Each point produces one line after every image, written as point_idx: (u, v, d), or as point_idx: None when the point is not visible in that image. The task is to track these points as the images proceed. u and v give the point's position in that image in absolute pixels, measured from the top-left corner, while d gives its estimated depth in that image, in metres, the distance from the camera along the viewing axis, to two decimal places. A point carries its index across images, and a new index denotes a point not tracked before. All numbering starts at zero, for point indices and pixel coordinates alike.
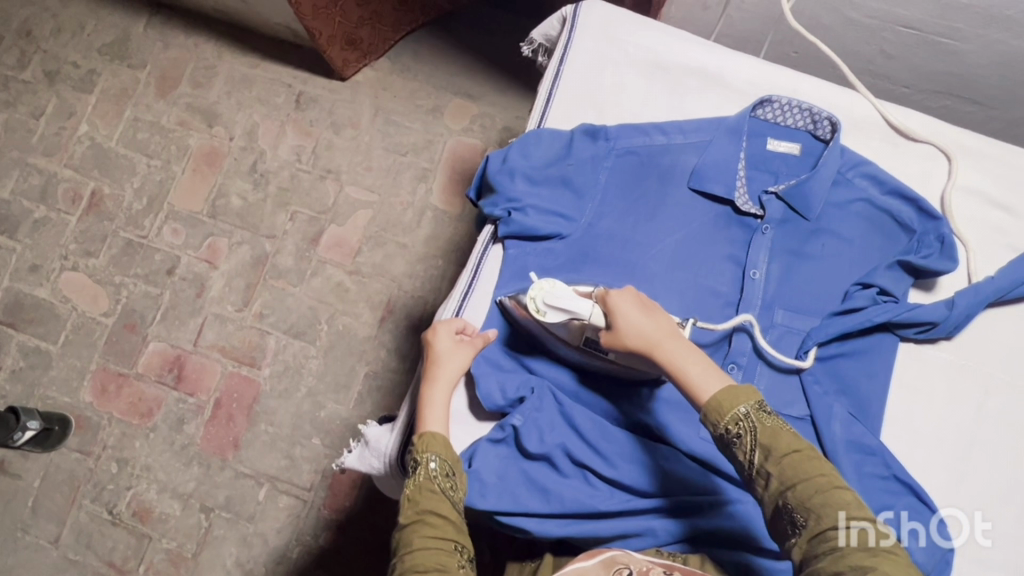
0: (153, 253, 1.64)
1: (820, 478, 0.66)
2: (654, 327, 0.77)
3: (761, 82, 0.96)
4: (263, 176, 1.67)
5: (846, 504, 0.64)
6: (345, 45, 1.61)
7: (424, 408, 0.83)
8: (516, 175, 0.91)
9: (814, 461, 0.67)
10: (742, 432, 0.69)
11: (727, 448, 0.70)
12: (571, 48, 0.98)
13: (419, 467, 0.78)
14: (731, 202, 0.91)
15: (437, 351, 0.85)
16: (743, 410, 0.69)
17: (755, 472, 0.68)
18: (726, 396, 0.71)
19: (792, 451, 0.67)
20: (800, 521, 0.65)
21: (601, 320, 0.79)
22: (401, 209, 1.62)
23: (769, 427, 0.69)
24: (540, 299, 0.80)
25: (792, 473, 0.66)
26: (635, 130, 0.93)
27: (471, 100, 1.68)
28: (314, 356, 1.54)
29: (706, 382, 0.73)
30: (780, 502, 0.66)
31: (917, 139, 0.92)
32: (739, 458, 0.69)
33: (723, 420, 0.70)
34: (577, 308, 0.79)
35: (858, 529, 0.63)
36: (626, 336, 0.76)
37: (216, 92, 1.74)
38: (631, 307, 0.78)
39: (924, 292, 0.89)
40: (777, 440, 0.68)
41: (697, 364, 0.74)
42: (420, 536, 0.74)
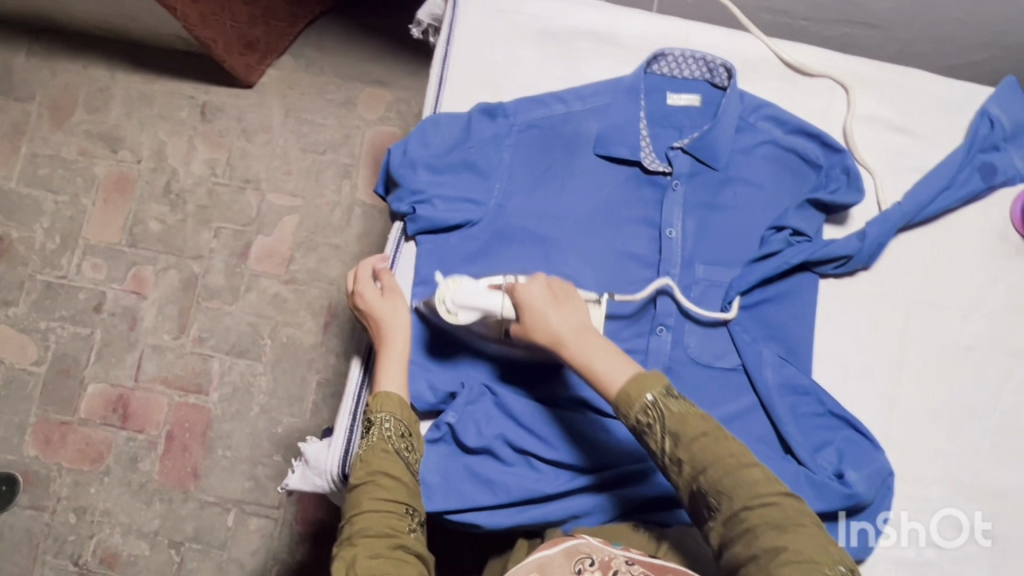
0: (76, 293, 1.54)
1: (729, 459, 0.65)
2: (560, 315, 0.75)
3: (652, 36, 0.94)
4: (179, 197, 1.58)
5: (756, 483, 0.64)
6: (243, 49, 1.52)
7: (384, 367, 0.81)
8: (418, 166, 0.88)
9: (723, 441, 0.67)
10: (651, 422, 0.68)
11: (639, 437, 0.70)
12: (457, 25, 0.94)
13: (373, 427, 0.77)
14: (638, 162, 0.89)
15: (378, 311, 0.84)
16: (648, 397, 0.68)
17: (668, 461, 0.67)
18: (635, 386, 0.69)
19: (700, 434, 0.66)
20: (714, 504, 0.65)
21: (511, 313, 0.77)
22: (328, 209, 1.57)
23: (677, 413, 0.68)
24: (449, 300, 0.79)
25: (703, 456, 0.66)
26: (533, 102, 0.91)
27: (383, 87, 1.62)
28: (262, 372, 1.49)
29: (612, 373, 0.71)
30: (694, 487, 0.66)
31: (813, 74, 0.91)
32: (651, 445, 0.69)
33: (632, 409, 0.69)
34: (489, 304, 0.78)
35: (769, 507, 0.63)
36: (532, 330, 0.75)
37: (115, 115, 1.62)
38: (539, 299, 0.76)
39: (838, 226, 0.88)
40: (684, 426, 0.67)
41: (605, 356, 0.72)
42: (371, 497, 0.72)
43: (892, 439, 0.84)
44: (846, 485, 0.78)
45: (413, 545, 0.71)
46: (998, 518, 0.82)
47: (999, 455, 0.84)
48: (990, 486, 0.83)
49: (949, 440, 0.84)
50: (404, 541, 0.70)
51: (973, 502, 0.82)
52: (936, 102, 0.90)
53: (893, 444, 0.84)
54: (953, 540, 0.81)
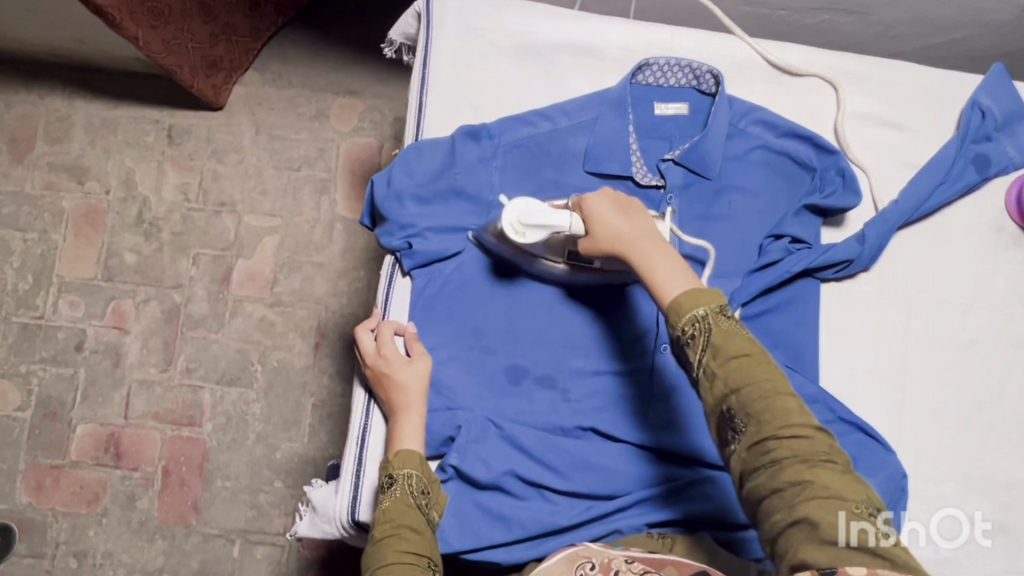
0: (55, 332, 1.45)
1: (765, 384, 0.62)
2: (630, 224, 0.74)
3: (635, 45, 0.91)
4: (153, 225, 1.49)
5: (790, 413, 0.60)
6: (208, 69, 1.41)
7: (402, 429, 0.79)
8: (405, 198, 0.84)
9: (763, 365, 0.63)
10: (696, 334, 0.65)
11: (680, 350, 0.66)
12: (432, 46, 0.90)
13: (395, 484, 0.76)
14: (630, 177, 0.87)
15: (399, 379, 0.80)
16: (698, 313, 0.65)
17: (702, 376, 0.64)
18: (689, 297, 0.66)
19: (740, 355, 0.63)
20: (741, 426, 0.61)
21: (579, 229, 0.77)
22: (309, 227, 1.49)
23: (724, 330, 0.64)
24: (517, 220, 0.77)
25: (739, 377, 0.62)
26: (518, 122, 0.88)
27: (355, 96, 1.53)
28: (255, 400, 1.42)
29: (669, 284, 0.69)
30: (723, 409, 0.63)
31: (800, 73, 0.89)
32: (689, 361, 0.65)
33: (681, 320, 0.66)
34: (556, 223, 0.76)
35: (798, 439, 0.59)
36: (600, 238, 0.74)
37: (78, 144, 1.51)
38: (608, 210, 0.75)
39: (835, 229, 0.87)
40: (729, 343, 0.64)
41: (667, 265, 0.71)
42: (394, 550, 0.71)
43: (901, 439, 0.83)
44: None
45: None
46: (1010, 511, 0.83)
47: (1007, 448, 0.84)
48: (1000, 480, 0.83)
49: (956, 436, 0.84)
50: None
51: (982, 496, 0.83)
52: (926, 95, 0.89)
53: (903, 445, 0.83)
54: (954, 542, 0.81)
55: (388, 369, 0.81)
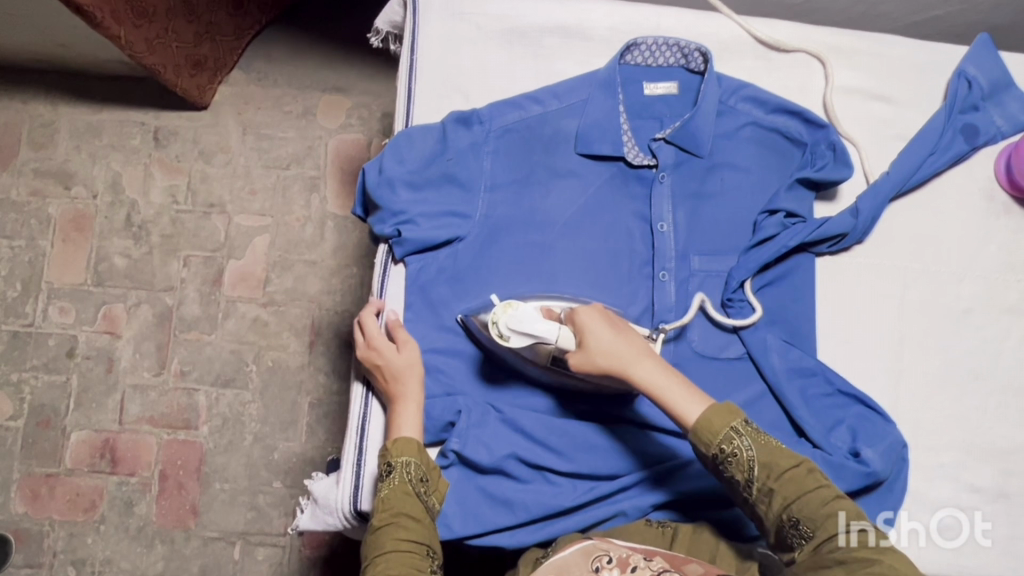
0: (46, 339, 1.43)
1: (820, 489, 0.66)
2: (626, 343, 0.74)
3: (623, 26, 0.91)
4: (142, 228, 1.47)
5: (847, 510, 0.65)
6: (192, 69, 1.39)
7: (399, 418, 0.78)
8: (397, 185, 0.84)
9: (812, 474, 0.67)
10: (737, 450, 0.67)
11: (721, 468, 0.68)
12: (419, 32, 0.90)
13: (393, 472, 0.75)
14: (622, 157, 0.87)
15: (395, 369, 0.80)
16: (736, 428, 0.68)
17: (756, 491, 0.67)
18: (714, 416, 0.68)
19: (793, 466, 0.67)
20: (807, 532, 0.64)
21: (569, 342, 0.75)
22: (299, 225, 1.48)
23: (766, 446, 0.67)
24: (503, 323, 0.76)
25: (794, 487, 0.66)
26: (507, 106, 0.87)
27: (342, 93, 1.52)
28: (251, 401, 1.41)
29: (684, 404, 0.70)
30: (784, 517, 0.65)
31: (789, 49, 0.89)
32: (735, 476, 0.67)
33: (716, 440, 0.68)
34: (543, 332, 0.75)
35: (861, 531, 0.63)
36: (595, 356, 0.73)
37: (63, 149, 1.49)
38: (602, 328, 0.74)
39: (828, 202, 0.87)
40: (775, 458, 0.67)
41: (678, 389, 0.71)
42: (391, 539, 0.71)
43: (901, 409, 0.84)
44: (864, 464, 0.78)
45: None
46: (1011, 477, 0.83)
47: (1005, 413, 0.84)
48: (1000, 446, 0.84)
49: (955, 404, 0.84)
50: None
51: (983, 463, 0.83)
52: (913, 67, 0.89)
53: (903, 415, 0.84)
54: (954, 540, 0.81)
55: (383, 361, 0.80)
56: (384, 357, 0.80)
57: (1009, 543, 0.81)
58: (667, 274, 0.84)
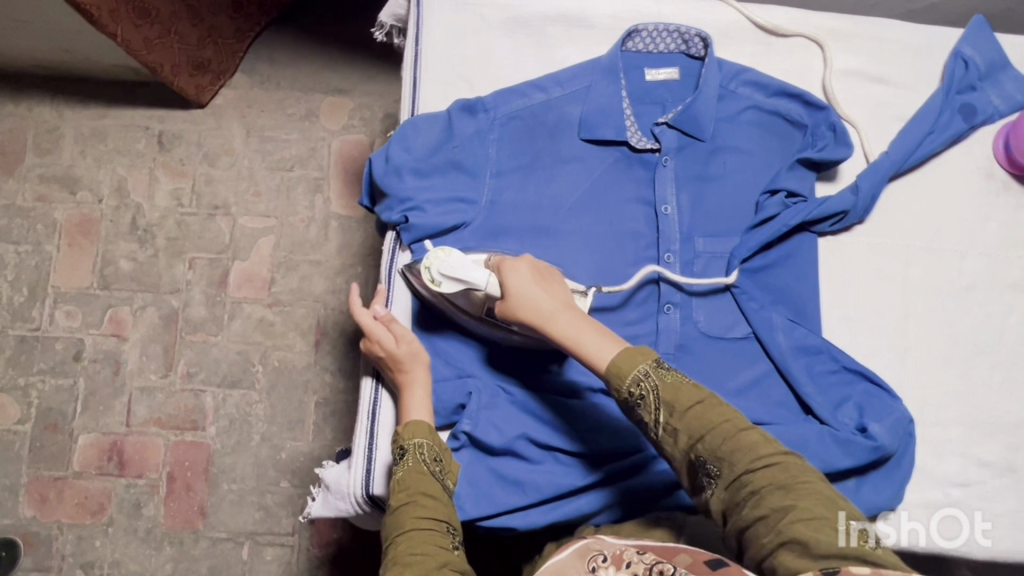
0: (52, 343, 1.44)
1: (725, 424, 0.64)
2: (547, 294, 0.74)
3: (623, 15, 0.92)
4: (147, 232, 1.48)
5: (755, 445, 0.63)
6: (194, 70, 1.41)
7: (407, 404, 0.79)
8: (404, 172, 0.85)
9: (719, 408, 0.65)
10: (644, 393, 0.66)
11: (633, 411, 0.68)
12: (424, 23, 0.91)
13: (406, 455, 0.75)
14: (625, 142, 0.88)
15: (401, 357, 0.81)
16: (642, 371, 0.67)
17: (663, 432, 0.66)
18: (626, 359, 0.68)
19: (695, 403, 0.65)
20: (714, 471, 0.63)
21: (495, 291, 0.76)
22: (304, 226, 1.48)
23: (670, 383, 0.66)
24: (435, 268, 0.79)
25: (698, 424, 0.64)
26: (512, 94, 0.88)
27: (344, 95, 1.53)
28: (258, 401, 1.42)
29: (598, 350, 0.70)
30: (693, 457, 0.64)
31: (787, 34, 0.91)
32: (645, 419, 0.67)
33: (626, 382, 0.67)
34: (472, 278, 0.77)
35: (769, 467, 0.61)
36: (514, 302, 0.74)
37: (68, 155, 1.51)
38: (525, 279, 0.74)
39: (829, 182, 0.89)
40: (679, 395, 0.66)
41: (591, 335, 0.71)
42: (411, 517, 0.70)
43: (907, 385, 0.85)
44: (872, 438, 0.79)
45: (459, 560, 0.68)
46: (1017, 451, 0.84)
47: (1009, 388, 0.85)
48: (1006, 420, 0.85)
49: (960, 379, 0.85)
50: (450, 557, 0.67)
51: (988, 437, 0.84)
52: (910, 50, 0.91)
53: (909, 392, 0.84)
54: (956, 540, 0.80)
55: (388, 351, 0.81)
56: (388, 346, 0.81)
57: (1017, 517, 0.82)
58: (672, 256, 0.86)
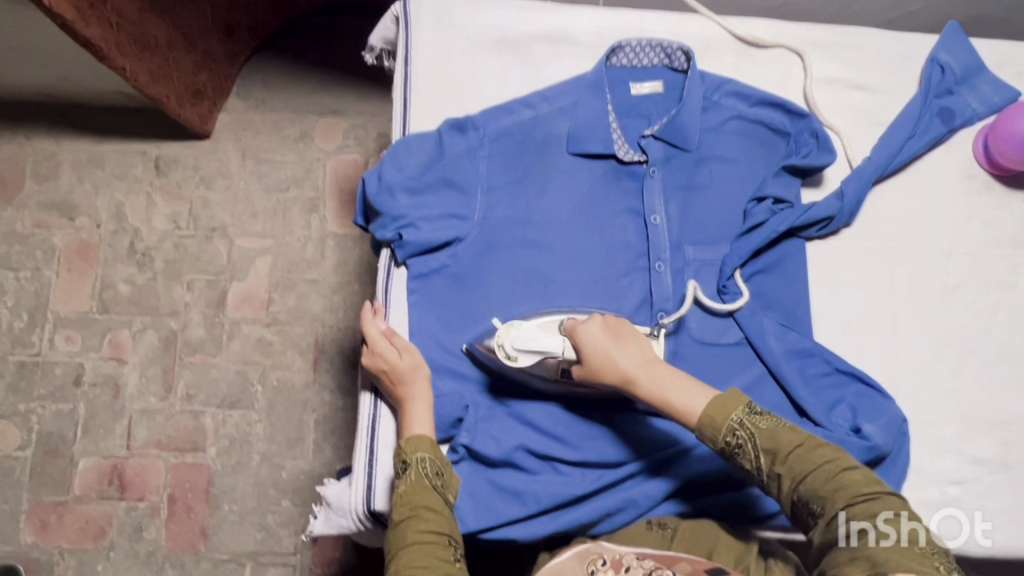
0: (52, 368, 1.45)
1: (827, 465, 0.67)
2: (625, 353, 0.76)
3: (606, 31, 0.95)
4: (145, 255, 1.49)
5: (856, 484, 0.65)
6: (193, 99, 1.43)
7: (407, 416, 0.80)
8: (397, 190, 0.86)
9: (819, 450, 0.68)
10: (741, 442, 0.69)
11: (731, 459, 0.70)
12: (412, 45, 0.93)
13: (409, 468, 0.76)
14: (613, 155, 0.90)
15: (400, 372, 0.81)
16: (734, 420, 0.69)
17: (766, 477, 0.69)
18: (717, 409, 0.70)
19: (796, 446, 0.68)
20: (818, 510, 0.65)
21: (572, 356, 0.78)
22: (300, 245, 1.50)
23: (767, 431, 0.69)
24: (509, 345, 0.78)
25: (800, 466, 0.67)
26: (500, 111, 0.90)
27: (338, 116, 1.55)
28: (258, 420, 1.42)
29: (687, 400, 0.72)
30: (796, 497, 0.67)
31: (767, 46, 0.93)
32: (744, 466, 0.70)
33: (720, 433, 0.70)
34: (547, 347, 0.78)
35: (870, 503, 0.64)
36: (596, 368, 0.76)
37: (66, 181, 1.52)
38: (601, 339, 0.77)
39: (815, 188, 0.90)
40: (779, 441, 0.68)
41: (677, 385, 0.73)
42: (413, 532, 0.72)
43: (898, 386, 0.86)
44: (865, 439, 0.79)
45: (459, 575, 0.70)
46: (1011, 447, 0.84)
47: (1000, 385, 0.86)
48: (998, 417, 0.85)
49: (951, 377, 0.86)
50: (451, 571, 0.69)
51: (981, 434, 0.85)
52: (888, 57, 0.93)
53: (901, 392, 0.85)
54: (955, 540, 0.81)
55: (388, 365, 0.82)
56: (389, 361, 0.82)
57: (1013, 513, 0.83)
58: (663, 264, 0.87)
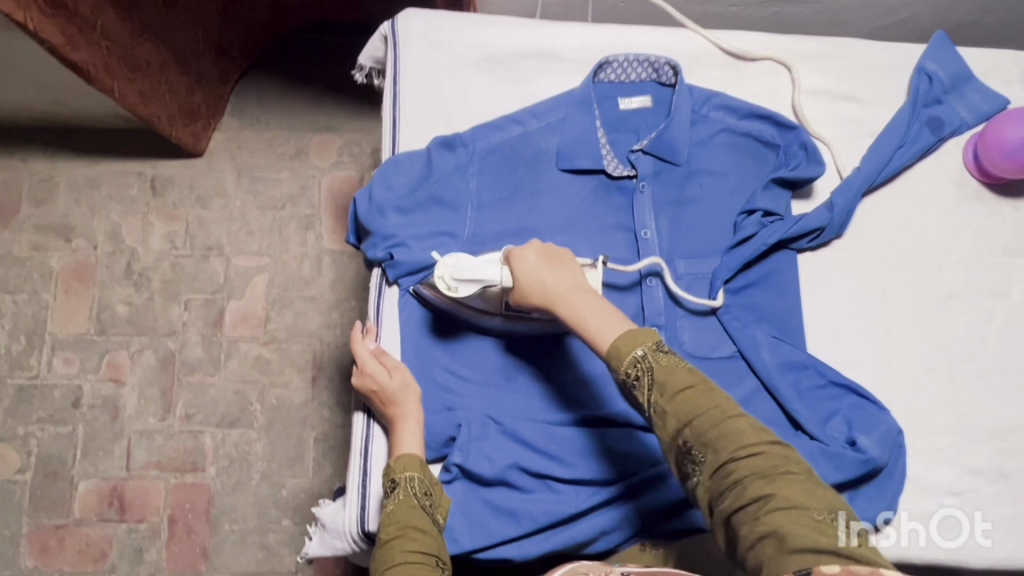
0: (51, 391, 1.45)
1: (713, 411, 0.63)
2: (558, 277, 0.75)
3: (594, 47, 0.95)
4: (142, 276, 1.50)
5: (742, 433, 0.61)
6: (187, 118, 1.43)
7: (399, 436, 0.80)
8: (386, 210, 0.86)
9: (709, 395, 0.64)
10: (640, 375, 0.66)
11: (628, 393, 0.67)
12: (401, 65, 0.93)
13: (397, 488, 0.76)
14: (602, 170, 0.90)
15: (390, 392, 0.81)
16: (639, 353, 0.66)
17: (654, 416, 0.65)
18: (626, 340, 0.68)
19: (685, 388, 0.64)
20: (700, 458, 0.62)
21: (506, 281, 0.78)
22: (296, 262, 1.50)
23: (665, 367, 0.66)
24: (448, 275, 0.79)
25: (688, 409, 0.63)
26: (489, 129, 0.90)
27: (333, 132, 1.56)
28: (257, 439, 1.42)
29: (602, 330, 0.70)
30: (681, 444, 0.63)
31: (754, 58, 0.93)
32: (639, 400, 0.66)
33: (622, 363, 0.67)
34: (487, 277, 0.78)
35: (754, 456, 0.60)
36: (527, 288, 0.75)
37: (63, 203, 1.53)
38: (536, 265, 0.76)
39: (805, 200, 0.90)
40: (671, 379, 0.65)
41: (597, 314, 0.71)
42: (401, 551, 0.70)
43: (894, 398, 0.85)
44: (861, 451, 0.79)
45: None
46: (1010, 457, 0.84)
47: (996, 394, 0.86)
48: (996, 427, 0.85)
49: (947, 388, 0.86)
50: None
51: (980, 444, 0.84)
52: (876, 67, 0.93)
53: (897, 403, 0.85)
54: (956, 540, 0.80)
55: (379, 385, 0.81)
56: (378, 381, 0.81)
57: (1013, 523, 0.82)
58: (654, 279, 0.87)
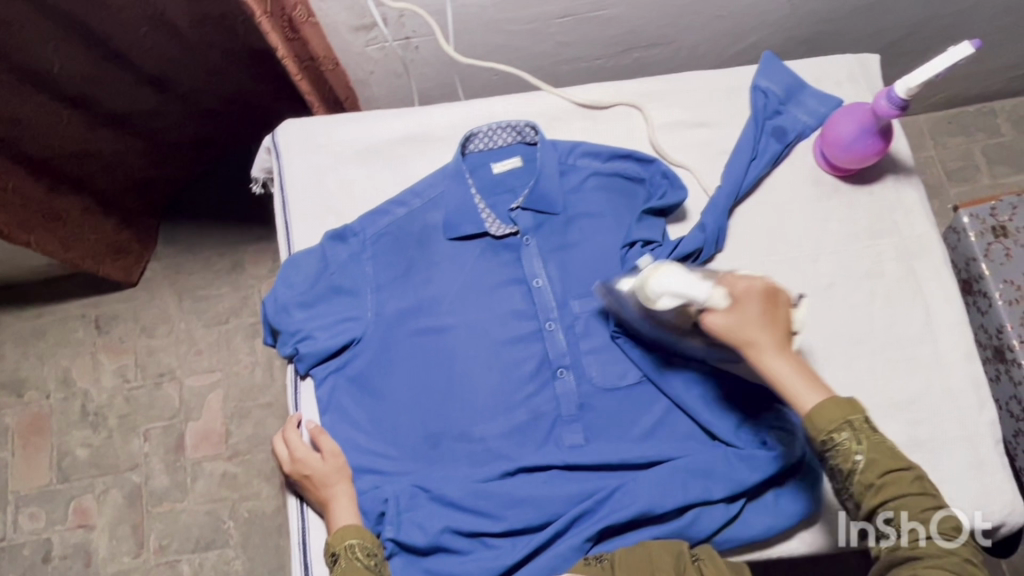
0: (20, 549, 1.43)
1: (919, 492, 0.67)
2: (771, 321, 0.70)
3: (464, 122, 1.03)
4: (98, 415, 1.51)
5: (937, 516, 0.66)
6: (115, 255, 1.49)
7: (334, 512, 0.82)
8: (290, 308, 0.91)
9: (917, 478, 0.67)
10: (842, 444, 0.67)
11: (825, 454, 0.68)
12: (286, 172, 1.00)
13: (340, 558, 0.78)
14: (486, 232, 0.95)
15: (323, 474, 0.84)
16: (850, 422, 0.67)
17: (856, 485, 0.67)
18: (830, 409, 0.67)
19: (896, 469, 0.67)
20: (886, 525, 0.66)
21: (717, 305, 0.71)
22: (248, 371, 1.52)
23: (874, 443, 0.67)
24: (656, 284, 0.74)
25: (893, 486, 0.66)
26: (376, 215, 0.96)
27: (265, 240, 1.60)
28: (234, 556, 1.41)
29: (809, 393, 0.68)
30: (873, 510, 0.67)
31: (609, 105, 1.01)
32: (837, 467, 0.68)
33: (826, 430, 0.67)
34: (695, 295, 0.71)
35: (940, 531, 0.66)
36: (733, 316, 0.70)
37: (11, 359, 1.55)
38: (750, 303, 0.70)
39: (680, 223, 0.97)
40: (882, 457, 0.67)
41: (806, 379, 0.69)
42: None
43: None
44: (771, 450, 0.83)
45: None
46: (920, 425, 0.87)
47: (896, 367, 0.90)
48: (903, 398, 0.88)
49: (847, 369, 0.90)
50: None
51: (889, 418, 0.88)
52: (719, 93, 1.01)
53: None
54: None
55: (313, 469, 0.85)
56: (312, 466, 0.85)
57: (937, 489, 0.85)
58: (553, 324, 0.91)
